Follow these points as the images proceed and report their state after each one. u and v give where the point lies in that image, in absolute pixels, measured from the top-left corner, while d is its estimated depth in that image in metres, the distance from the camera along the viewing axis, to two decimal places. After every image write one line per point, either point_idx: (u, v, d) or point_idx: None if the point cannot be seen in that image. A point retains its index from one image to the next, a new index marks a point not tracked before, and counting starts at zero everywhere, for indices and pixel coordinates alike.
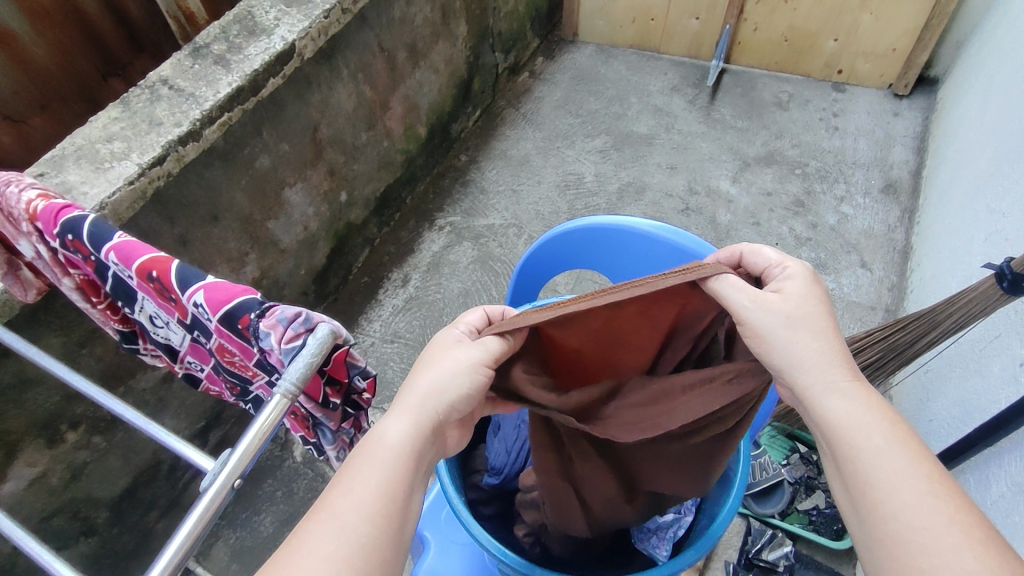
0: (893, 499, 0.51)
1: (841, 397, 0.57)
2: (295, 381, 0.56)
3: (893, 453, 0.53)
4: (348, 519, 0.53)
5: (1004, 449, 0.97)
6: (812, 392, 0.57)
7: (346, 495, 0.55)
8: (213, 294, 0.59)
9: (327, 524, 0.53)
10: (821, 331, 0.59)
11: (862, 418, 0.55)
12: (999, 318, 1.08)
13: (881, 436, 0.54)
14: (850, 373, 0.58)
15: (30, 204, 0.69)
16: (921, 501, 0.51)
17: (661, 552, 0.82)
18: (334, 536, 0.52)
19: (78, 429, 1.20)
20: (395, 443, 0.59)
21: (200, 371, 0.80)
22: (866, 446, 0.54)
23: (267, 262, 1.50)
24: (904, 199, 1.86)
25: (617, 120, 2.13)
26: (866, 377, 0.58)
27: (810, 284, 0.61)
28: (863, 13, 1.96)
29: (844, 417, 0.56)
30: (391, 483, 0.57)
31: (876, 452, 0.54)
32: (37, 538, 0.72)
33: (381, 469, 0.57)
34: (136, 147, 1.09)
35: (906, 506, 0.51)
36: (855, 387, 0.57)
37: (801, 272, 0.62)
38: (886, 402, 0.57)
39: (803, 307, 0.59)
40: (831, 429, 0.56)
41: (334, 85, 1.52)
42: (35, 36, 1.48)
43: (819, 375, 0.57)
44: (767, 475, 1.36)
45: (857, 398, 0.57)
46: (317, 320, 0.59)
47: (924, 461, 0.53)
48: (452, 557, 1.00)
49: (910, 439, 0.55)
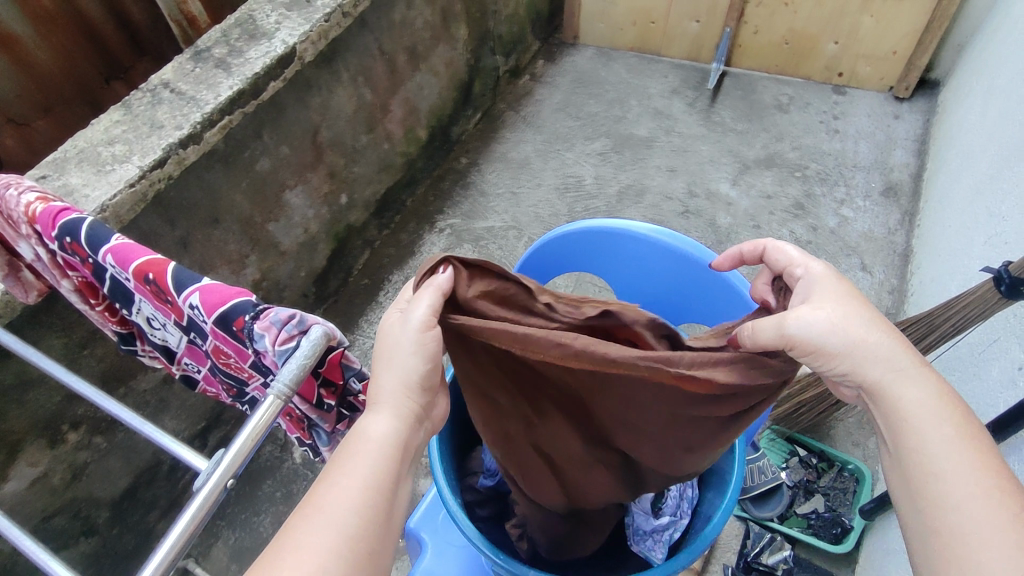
0: (956, 489, 0.53)
1: (911, 385, 0.59)
2: (288, 382, 0.56)
3: (960, 445, 0.55)
4: (336, 511, 0.54)
5: (1001, 453, 0.97)
6: (881, 379, 0.59)
7: (334, 489, 0.55)
8: (208, 296, 0.60)
9: (317, 518, 0.53)
10: (876, 321, 0.62)
11: (931, 409, 0.57)
12: (999, 322, 1.07)
13: (951, 427, 0.56)
14: (917, 362, 0.60)
15: (29, 206, 0.70)
16: (983, 493, 0.52)
17: (656, 554, 0.83)
18: (323, 528, 0.53)
19: (79, 429, 1.21)
20: (378, 435, 0.60)
21: (197, 372, 0.81)
22: (934, 434, 0.56)
23: (268, 264, 1.51)
24: (905, 202, 1.86)
25: (616, 123, 2.13)
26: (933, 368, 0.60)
27: (847, 281, 0.65)
28: (864, 15, 1.96)
29: (914, 405, 0.58)
30: (378, 477, 0.58)
31: (943, 441, 0.55)
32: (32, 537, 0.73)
33: (369, 462, 0.58)
34: (137, 150, 1.10)
35: (969, 499, 0.52)
36: (923, 374, 0.59)
37: (828, 269, 0.66)
38: (955, 393, 0.59)
39: (854, 300, 0.63)
40: (899, 417, 0.58)
41: (334, 87, 1.52)
42: (38, 39, 1.49)
43: (887, 363, 0.60)
44: (765, 479, 1.34)
45: (927, 386, 0.59)
46: (311, 322, 0.60)
47: (988, 453, 0.54)
48: (449, 558, 1.00)
49: (976, 433, 0.56)
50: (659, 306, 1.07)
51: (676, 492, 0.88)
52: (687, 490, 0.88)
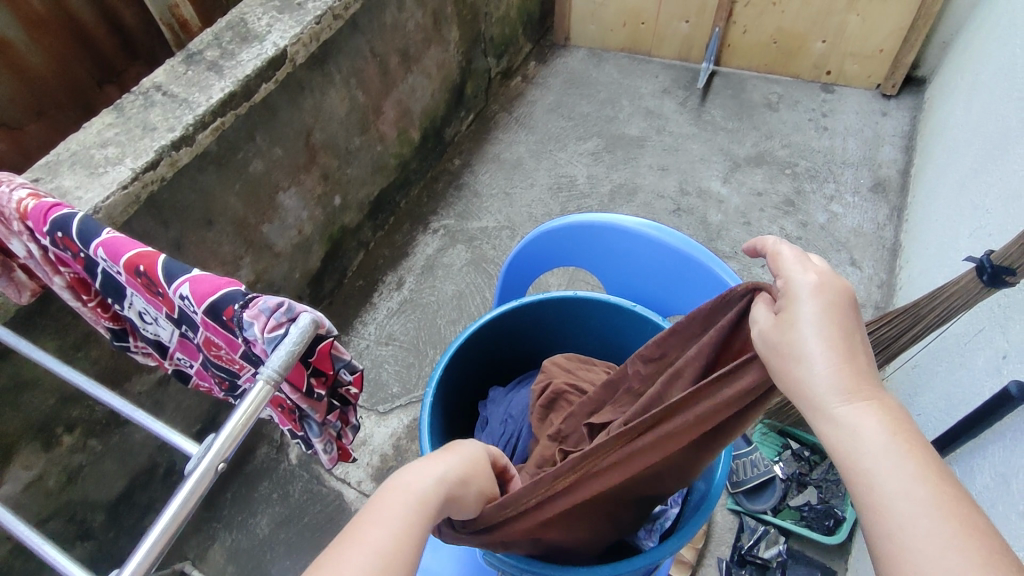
0: (886, 527, 0.48)
1: (832, 422, 0.53)
2: (277, 368, 0.57)
3: (886, 480, 0.49)
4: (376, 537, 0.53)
5: (987, 440, 0.98)
6: (810, 416, 0.55)
7: (373, 522, 0.55)
8: (198, 286, 0.61)
9: (359, 547, 0.52)
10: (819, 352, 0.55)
11: (856, 443, 0.52)
12: (984, 310, 1.08)
13: (877, 462, 0.50)
14: (848, 393, 0.54)
15: (21, 203, 0.71)
16: (909, 530, 0.47)
17: (649, 543, 0.89)
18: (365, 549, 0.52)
19: (74, 431, 1.21)
20: (415, 488, 0.61)
21: (190, 366, 0.82)
22: (859, 470, 0.51)
23: (262, 265, 1.52)
24: (894, 198, 1.88)
25: (608, 123, 2.15)
26: (868, 393, 0.53)
27: (809, 299, 0.57)
28: (850, 14, 1.99)
29: (840, 442, 0.53)
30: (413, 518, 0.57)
31: (867, 477, 0.50)
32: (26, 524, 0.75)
33: (401, 507, 0.58)
34: (129, 152, 1.11)
35: (896, 538, 0.47)
36: (851, 408, 0.53)
37: (801, 284, 0.58)
38: (892, 420, 0.52)
39: (802, 332, 0.56)
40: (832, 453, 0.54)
41: (327, 90, 1.54)
42: (31, 44, 1.50)
43: (812, 399, 0.55)
44: (759, 472, 1.36)
45: (853, 420, 0.53)
46: (299, 310, 0.61)
47: (923, 477, 0.48)
48: (446, 553, 1.04)
49: (915, 452, 0.50)
50: (645, 300, 1.08)
51: None
52: None
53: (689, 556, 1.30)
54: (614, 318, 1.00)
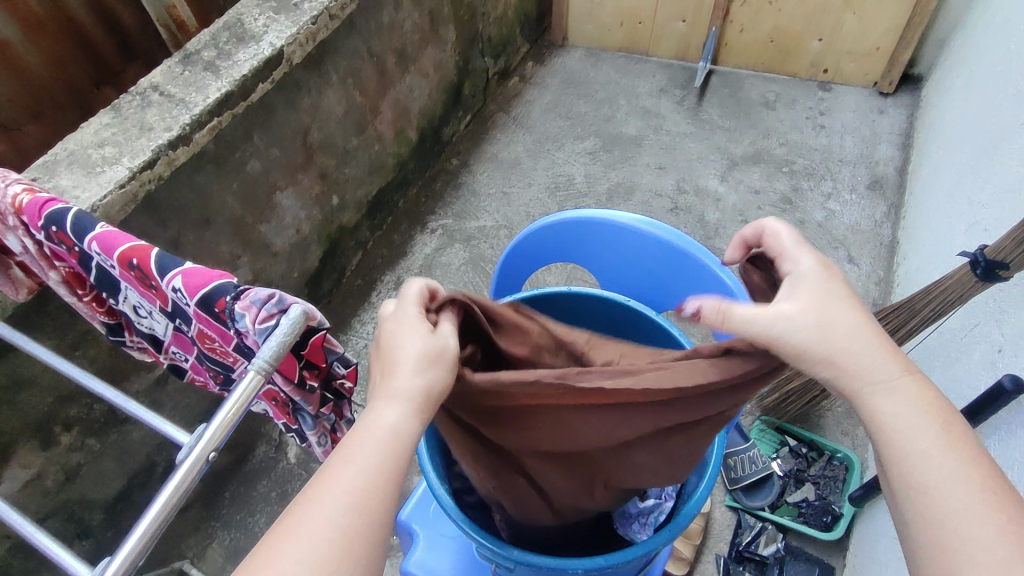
0: (948, 502, 0.52)
1: (892, 398, 0.57)
2: (269, 358, 0.58)
3: (943, 462, 0.54)
4: (347, 491, 0.53)
5: (981, 434, 0.98)
6: (865, 395, 0.58)
7: (346, 470, 0.54)
8: (190, 279, 0.61)
9: (329, 496, 0.53)
10: (856, 334, 0.59)
11: (909, 420, 0.57)
12: (978, 305, 1.09)
13: (929, 440, 0.55)
14: (900, 369, 0.59)
15: (16, 198, 0.72)
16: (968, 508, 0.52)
17: (642, 535, 0.88)
18: (339, 507, 0.52)
19: (72, 430, 1.22)
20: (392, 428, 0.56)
21: (185, 361, 0.82)
22: (913, 447, 0.55)
23: (260, 265, 1.53)
24: (890, 195, 1.88)
25: (606, 122, 2.16)
26: (914, 374, 0.59)
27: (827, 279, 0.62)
28: (846, 13, 1.99)
29: (893, 418, 0.57)
30: (391, 468, 0.55)
31: (923, 455, 0.55)
32: (21, 512, 0.76)
33: (378, 452, 0.55)
34: (126, 152, 1.11)
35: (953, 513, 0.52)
36: (904, 384, 0.58)
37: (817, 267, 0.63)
38: (936, 399, 0.58)
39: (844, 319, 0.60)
40: (881, 429, 0.57)
41: (324, 90, 1.54)
42: (29, 44, 1.51)
43: (872, 377, 0.58)
44: (756, 469, 1.35)
45: (904, 397, 0.57)
46: (290, 302, 0.61)
47: (971, 469, 0.54)
48: (442, 551, 1.05)
49: (958, 440, 0.55)
50: (640, 299, 1.09)
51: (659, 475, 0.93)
52: None
53: (687, 552, 1.30)
54: (611, 315, 1.00)
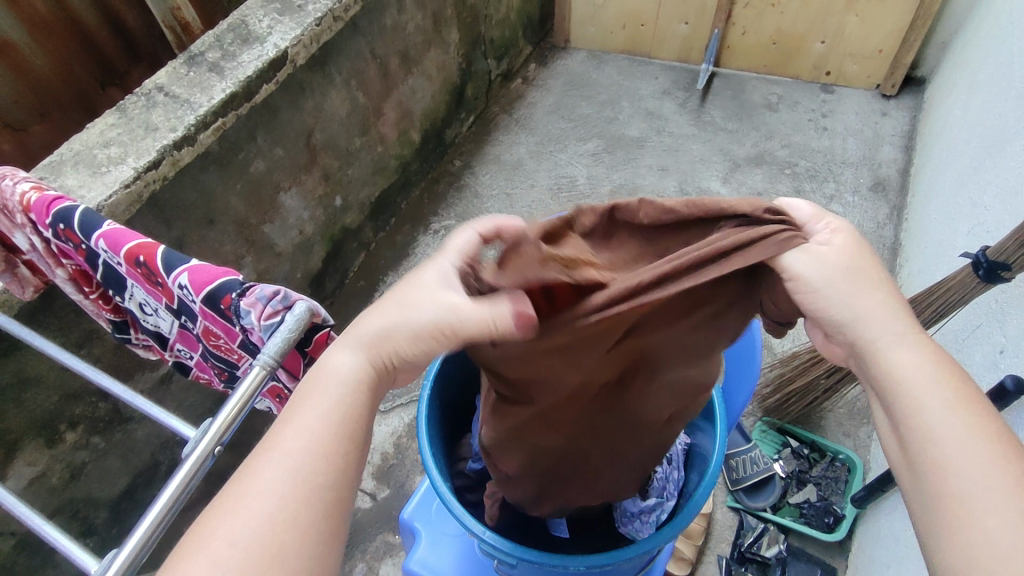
0: (952, 451, 0.54)
1: (903, 351, 0.60)
2: (274, 354, 0.58)
3: (952, 415, 0.56)
4: (295, 453, 0.56)
5: None
6: (882, 344, 0.60)
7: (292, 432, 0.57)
8: (196, 276, 0.62)
9: (273, 458, 0.56)
10: (866, 283, 0.62)
11: (918, 372, 0.58)
12: (981, 306, 1.09)
13: (940, 395, 0.57)
14: (910, 327, 0.61)
15: (24, 196, 0.73)
16: (978, 458, 0.53)
17: (642, 533, 0.92)
18: (282, 470, 0.55)
19: (77, 429, 1.22)
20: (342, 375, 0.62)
21: (190, 358, 0.83)
22: (927, 399, 0.57)
23: (264, 265, 1.53)
24: (893, 197, 1.88)
25: (609, 124, 2.16)
26: (920, 327, 0.61)
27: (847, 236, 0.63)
28: (849, 15, 1.99)
29: (904, 372, 0.59)
30: (338, 423, 0.59)
31: (936, 408, 0.56)
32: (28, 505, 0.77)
33: (327, 409, 0.59)
34: (131, 151, 1.12)
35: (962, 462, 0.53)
36: (913, 341, 0.60)
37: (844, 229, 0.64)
38: (946, 358, 0.60)
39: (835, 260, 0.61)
40: (889, 377, 0.59)
41: (328, 91, 1.55)
42: (35, 45, 1.52)
43: (887, 329, 0.61)
44: (758, 470, 1.35)
45: (917, 352, 0.60)
46: (295, 298, 0.62)
47: (978, 418, 0.55)
48: (444, 547, 1.05)
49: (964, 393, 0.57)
50: None
51: (663, 475, 0.93)
52: (673, 472, 0.94)
53: (688, 552, 1.30)
54: None
